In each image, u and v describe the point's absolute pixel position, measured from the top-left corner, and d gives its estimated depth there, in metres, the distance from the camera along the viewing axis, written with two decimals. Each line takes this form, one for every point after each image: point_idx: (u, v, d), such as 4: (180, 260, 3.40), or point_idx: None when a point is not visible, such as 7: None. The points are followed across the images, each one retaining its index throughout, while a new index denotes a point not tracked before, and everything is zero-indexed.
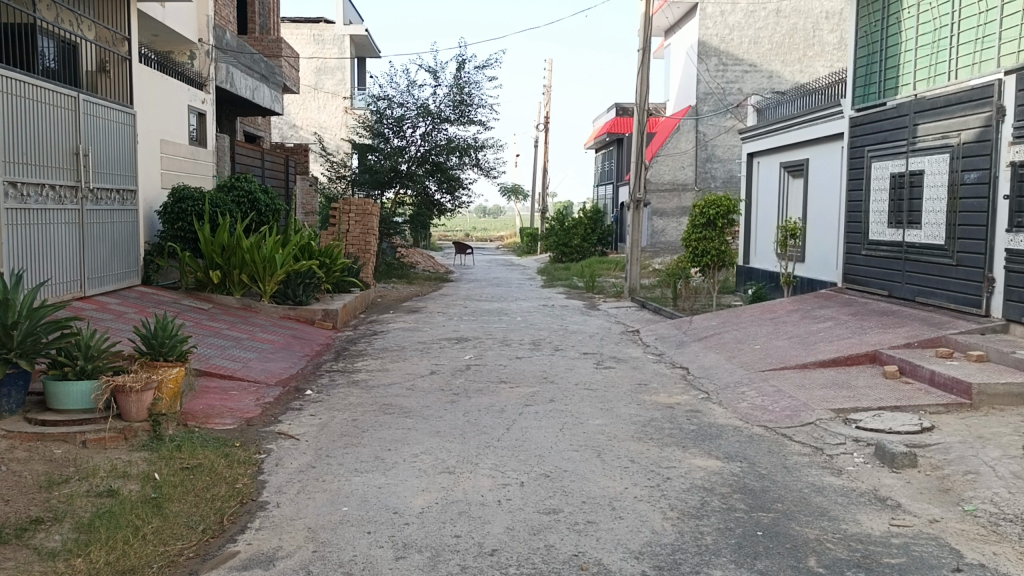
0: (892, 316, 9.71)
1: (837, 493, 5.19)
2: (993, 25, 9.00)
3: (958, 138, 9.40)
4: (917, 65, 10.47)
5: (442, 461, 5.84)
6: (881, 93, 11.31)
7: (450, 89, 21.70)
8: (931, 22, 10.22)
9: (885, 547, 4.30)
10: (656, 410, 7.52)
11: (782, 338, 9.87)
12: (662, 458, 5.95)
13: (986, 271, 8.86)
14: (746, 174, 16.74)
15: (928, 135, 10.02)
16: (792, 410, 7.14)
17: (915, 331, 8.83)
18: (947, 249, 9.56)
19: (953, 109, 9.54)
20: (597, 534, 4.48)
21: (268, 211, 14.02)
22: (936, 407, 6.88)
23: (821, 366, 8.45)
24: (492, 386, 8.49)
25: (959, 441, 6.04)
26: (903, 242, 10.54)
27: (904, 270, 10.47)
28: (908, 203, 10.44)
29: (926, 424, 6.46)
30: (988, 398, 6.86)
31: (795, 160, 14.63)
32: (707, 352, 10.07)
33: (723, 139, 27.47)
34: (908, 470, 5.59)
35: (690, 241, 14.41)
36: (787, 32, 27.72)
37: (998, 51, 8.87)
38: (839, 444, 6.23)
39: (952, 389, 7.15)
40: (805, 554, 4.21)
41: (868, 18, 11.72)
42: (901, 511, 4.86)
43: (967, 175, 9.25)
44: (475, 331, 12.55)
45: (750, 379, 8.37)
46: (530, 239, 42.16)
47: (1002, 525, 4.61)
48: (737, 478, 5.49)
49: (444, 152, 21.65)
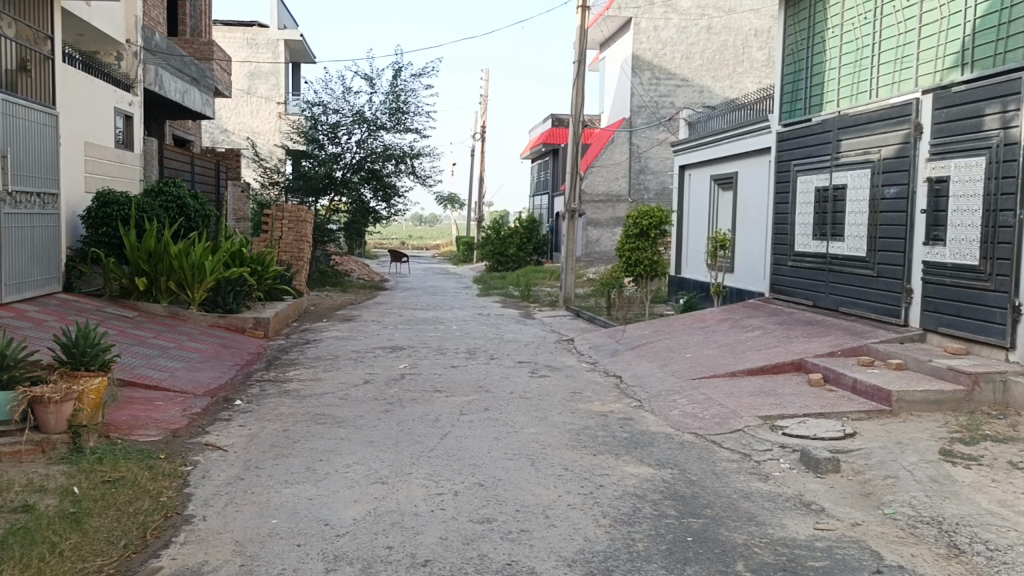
0: (816, 326, 10.02)
1: (764, 498, 5.32)
2: (911, 46, 9.34)
3: (879, 154, 9.75)
4: (841, 83, 10.85)
5: (375, 471, 5.78)
6: (807, 109, 11.67)
7: (386, 96, 21.59)
8: (854, 42, 10.59)
9: (809, 550, 4.43)
10: (590, 418, 7.58)
11: (711, 347, 10.07)
12: (595, 466, 6.01)
13: (905, 282, 9.17)
14: (679, 186, 17.04)
15: (851, 150, 10.38)
16: (722, 417, 7.29)
17: (838, 340, 9.13)
18: (869, 261, 9.91)
19: (874, 125, 9.89)
20: (530, 542, 4.50)
21: (197, 217, 13.67)
22: (858, 414, 7.12)
23: (749, 373, 8.66)
24: (427, 396, 8.44)
25: (879, 446, 6.26)
26: (827, 254, 10.88)
27: (829, 281, 10.80)
28: (832, 216, 10.79)
29: (848, 430, 6.68)
30: (907, 405, 7.11)
31: (725, 172, 14.96)
32: (640, 361, 10.21)
33: (656, 152, 27.97)
34: (831, 475, 5.77)
35: (624, 252, 14.61)
36: (717, 48, 28.37)
37: (916, 72, 9.22)
38: (767, 450, 6.39)
39: (873, 396, 7.39)
40: (732, 559, 4.30)
41: (795, 35, 12.12)
42: (824, 515, 5.01)
43: (886, 190, 9.59)
44: (409, 339, 12.48)
45: (681, 388, 8.50)
46: (467, 248, 42.16)
47: (920, 527, 4.78)
48: (668, 485, 5.58)
49: (380, 159, 21.50)
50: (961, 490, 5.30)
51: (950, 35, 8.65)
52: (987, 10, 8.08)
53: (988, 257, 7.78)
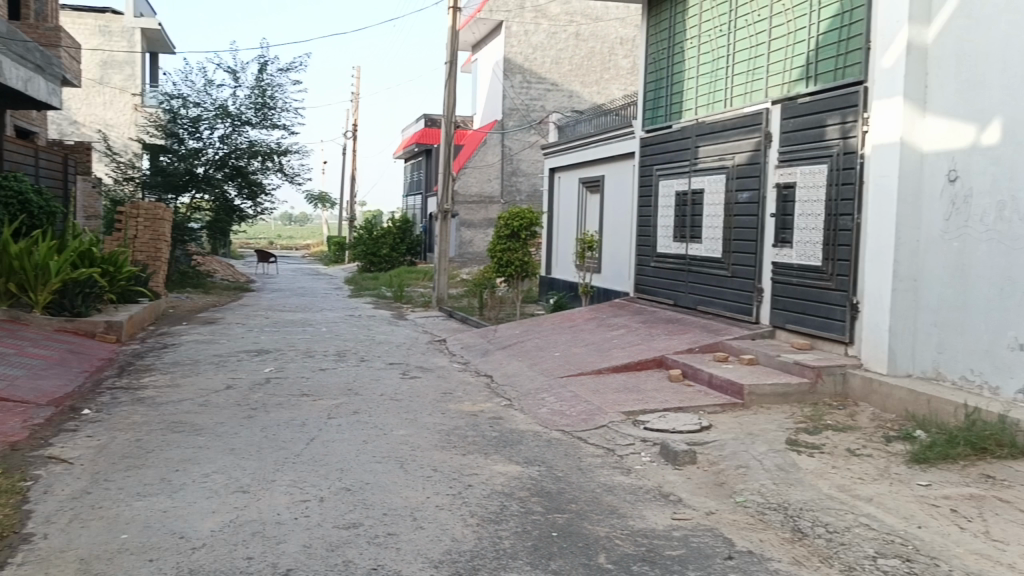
0: (676, 324, 10.46)
1: (626, 491, 5.49)
2: (761, 58, 9.89)
3: (733, 160, 10.26)
4: (699, 92, 11.36)
5: (235, 480, 5.56)
6: (668, 116, 12.15)
7: (251, 90, 20.89)
8: (710, 53, 11.10)
9: (667, 540, 4.60)
10: (460, 418, 7.60)
11: (579, 345, 10.31)
12: (463, 466, 6.02)
13: (756, 282, 9.70)
14: (549, 188, 17.35)
15: (708, 156, 10.88)
16: (587, 414, 7.48)
17: (697, 338, 9.55)
18: (724, 261, 10.42)
19: (729, 133, 10.41)
20: (396, 545, 4.46)
21: (41, 214, 12.77)
22: (714, 407, 7.47)
23: (614, 371, 8.93)
24: (294, 400, 8.21)
25: (732, 438, 6.60)
26: (686, 255, 11.37)
27: (688, 281, 11.29)
28: (691, 218, 11.27)
29: (705, 423, 7.00)
30: (758, 398, 7.53)
31: (593, 176, 15.36)
32: (510, 361, 10.32)
33: (527, 154, 28.40)
34: (689, 467, 6.03)
35: (496, 252, 14.75)
36: (586, 55, 29.05)
37: (766, 83, 9.75)
38: (629, 444, 6.60)
39: (727, 390, 7.78)
40: (595, 552, 4.41)
41: (657, 45, 12.61)
42: (681, 505, 5.23)
43: (740, 194, 10.10)
44: (276, 342, 12.11)
45: (549, 387, 8.66)
46: (338, 249, 41.34)
47: (768, 513, 5.06)
48: (535, 481, 5.67)
49: (245, 156, 20.84)
50: (805, 477, 5.65)
51: (796, 50, 9.22)
52: (828, 28, 8.66)
53: (829, 259, 8.34)
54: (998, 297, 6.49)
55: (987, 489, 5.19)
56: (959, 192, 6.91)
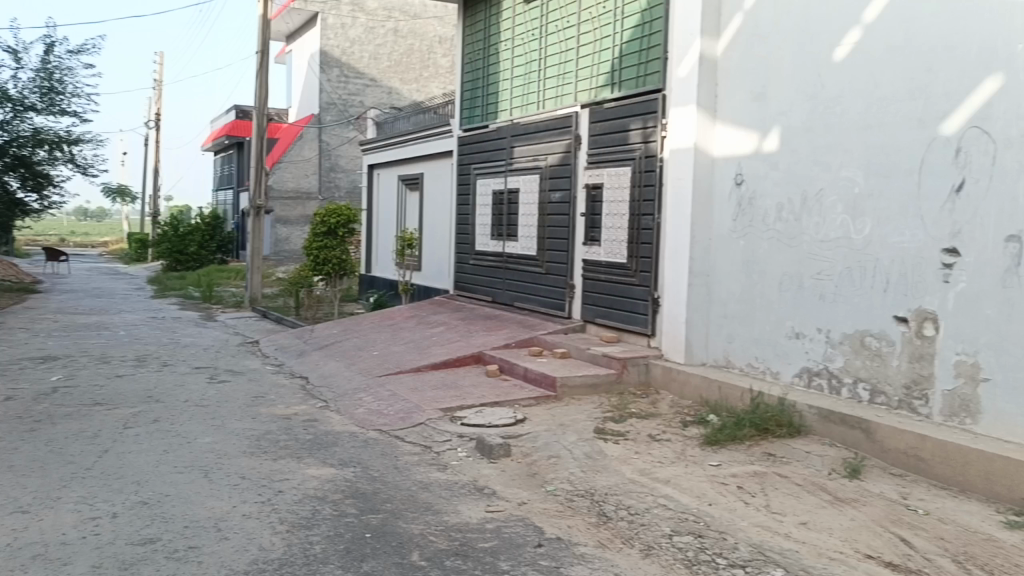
0: (494, 321, 10.65)
1: (441, 487, 5.53)
2: (571, 63, 10.25)
3: (546, 161, 10.59)
4: (513, 93, 11.61)
5: (12, 501, 5.04)
6: (484, 116, 12.34)
7: (34, 73, 19.06)
8: (523, 56, 11.39)
9: (480, 533, 4.68)
10: (272, 422, 7.32)
11: (397, 344, 10.25)
12: (274, 471, 5.81)
13: (569, 279, 10.07)
14: (368, 185, 17.11)
15: (523, 157, 11.16)
16: (405, 412, 7.45)
17: (513, 333, 9.78)
18: (539, 259, 10.73)
19: (542, 134, 10.73)
20: (198, 559, 4.22)
21: None
22: (528, 400, 7.68)
23: (432, 368, 8.96)
24: (85, 410, 7.57)
25: (545, 429, 6.82)
26: (503, 253, 11.60)
27: (505, 278, 11.53)
28: (507, 217, 11.51)
29: (519, 416, 7.18)
30: (569, 390, 7.81)
31: (411, 173, 15.32)
32: (327, 361, 10.08)
33: (345, 150, 27.91)
34: (503, 460, 6.16)
35: (311, 250, 14.35)
36: (405, 52, 28.81)
37: (575, 87, 10.12)
38: (445, 441, 6.65)
39: (541, 383, 8.03)
40: (408, 550, 4.40)
41: (472, 45, 12.77)
42: (495, 498, 5.34)
43: (553, 194, 10.44)
44: (66, 348, 11.11)
45: (367, 386, 8.55)
46: (139, 246, 38.63)
47: (576, 500, 5.27)
48: (349, 483, 5.57)
49: (30, 144, 18.97)
50: (610, 463, 5.94)
51: (601, 57, 9.63)
52: (630, 38, 9.11)
53: (634, 257, 8.81)
54: (778, 291, 7.13)
55: (769, 466, 5.70)
56: (745, 195, 7.53)
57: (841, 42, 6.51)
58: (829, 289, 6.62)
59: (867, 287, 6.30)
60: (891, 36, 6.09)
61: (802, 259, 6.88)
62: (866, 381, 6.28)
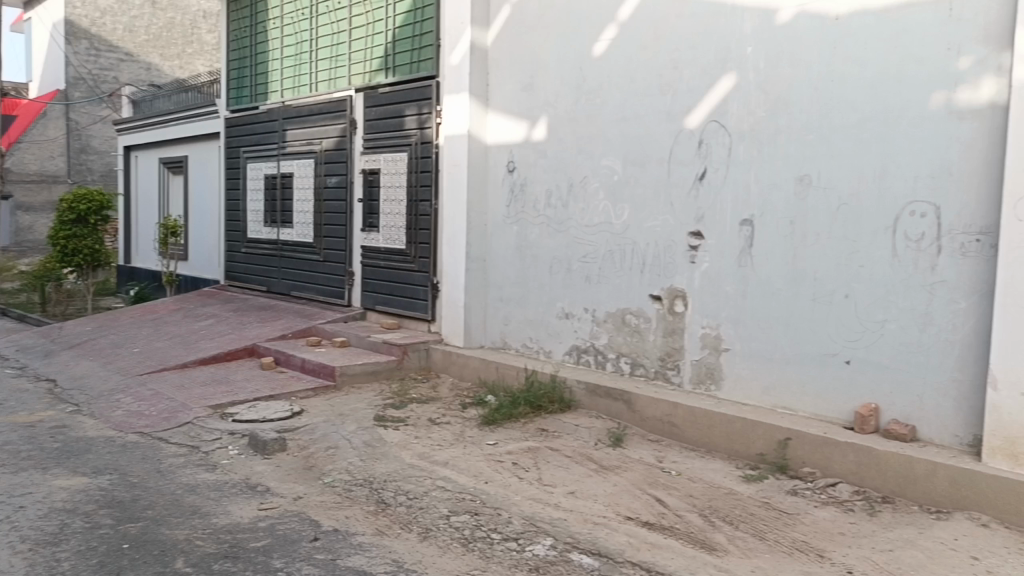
0: (269, 311, 10.24)
1: (210, 488, 5.25)
2: (343, 46, 10.02)
3: (320, 146, 10.32)
4: (283, 75, 11.17)
5: None
6: (253, 98, 11.78)
7: None
8: (294, 36, 10.98)
9: (251, 532, 4.50)
10: (11, 432, 6.56)
11: (161, 339, 9.56)
12: (13, 486, 5.21)
13: (347, 267, 9.90)
14: (124, 168, 15.75)
15: (296, 140, 10.79)
16: (170, 412, 6.98)
17: (289, 323, 9.47)
18: (315, 246, 10.45)
19: (315, 118, 10.43)
20: None
21: None
22: (306, 392, 7.47)
23: (201, 364, 8.46)
24: None
25: (323, 420, 6.67)
26: (278, 240, 11.17)
27: (281, 267, 11.12)
28: (281, 203, 11.09)
29: (296, 409, 6.97)
30: (349, 378, 7.70)
31: (174, 156, 14.29)
32: (79, 361, 9.19)
33: (98, 129, 25.50)
34: (278, 455, 5.96)
35: (57, 240, 12.87)
36: (165, 26, 26.35)
37: (348, 71, 9.91)
38: (216, 439, 6.31)
39: (319, 373, 7.84)
40: (172, 557, 4.14)
41: (238, 23, 12.12)
42: (269, 495, 5.15)
43: (328, 179, 10.20)
44: None
45: (126, 386, 7.90)
46: None
47: (354, 490, 5.22)
48: (104, 493, 5.13)
49: None
50: (389, 450, 5.93)
51: (374, 41, 9.51)
52: (403, 23, 9.07)
53: (412, 243, 8.83)
54: (549, 274, 7.45)
55: (542, 441, 5.97)
56: (517, 181, 7.78)
57: (599, 38, 6.90)
58: (594, 271, 7.03)
59: (627, 269, 6.76)
60: (643, 34, 6.54)
61: (570, 243, 7.25)
62: (627, 355, 6.75)
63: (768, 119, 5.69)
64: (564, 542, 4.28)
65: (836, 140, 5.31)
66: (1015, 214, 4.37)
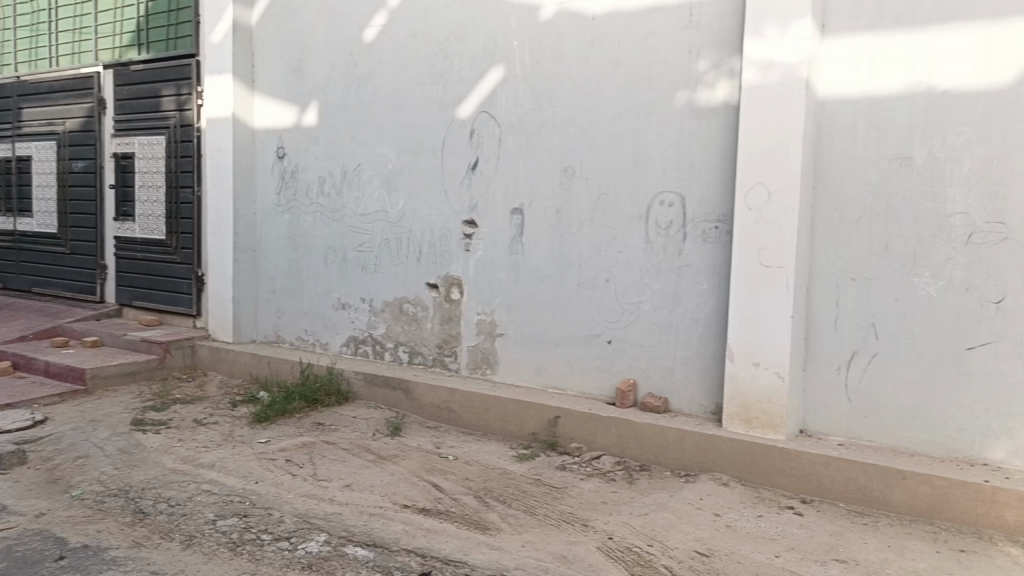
0: (5, 310, 9.14)
1: None
2: (88, 18, 9.09)
3: (64, 126, 9.33)
4: (17, 46, 9.95)
5: None
6: None
7: None
8: (28, 3, 9.80)
9: None
10: None
11: None
12: None
13: (99, 259, 9.06)
14: None
15: (35, 120, 9.68)
16: None
17: (31, 323, 8.50)
18: (61, 237, 9.46)
19: (57, 95, 9.41)
20: None
21: None
22: (51, 398, 6.70)
23: None
24: None
25: (71, 428, 6.07)
26: (15, 231, 9.98)
27: (20, 260, 9.95)
28: (17, 189, 9.91)
29: (38, 417, 6.27)
30: (102, 381, 7.05)
31: None
32: None
33: None
34: (16, 469, 5.34)
35: None
36: None
37: (95, 45, 9.00)
38: None
39: (68, 377, 7.08)
40: None
41: None
42: (4, 514, 4.60)
43: (74, 164, 9.25)
44: None
45: None
46: None
47: (107, 501, 4.79)
48: None
49: None
50: (149, 456, 5.51)
51: (125, 15, 8.71)
52: None
53: (173, 233, 8.24)
54: (324, 264, 7.28)
55: (318, 435, 5.83)
56: (287, 168, 7.51)
57: (370, 23, 6.80)
58: (370, 260, 6.96)
59: (403, 258, 6.75)
60: (413, 23, 6.53)
61: (345, 231, 7.12)
62: (405, 344, 6.75)
63: (534, 112, 5.91)
64: (339, 536, 4.20)
65: (597, 133, 5.62)
66: (746, 204, 4.86)
